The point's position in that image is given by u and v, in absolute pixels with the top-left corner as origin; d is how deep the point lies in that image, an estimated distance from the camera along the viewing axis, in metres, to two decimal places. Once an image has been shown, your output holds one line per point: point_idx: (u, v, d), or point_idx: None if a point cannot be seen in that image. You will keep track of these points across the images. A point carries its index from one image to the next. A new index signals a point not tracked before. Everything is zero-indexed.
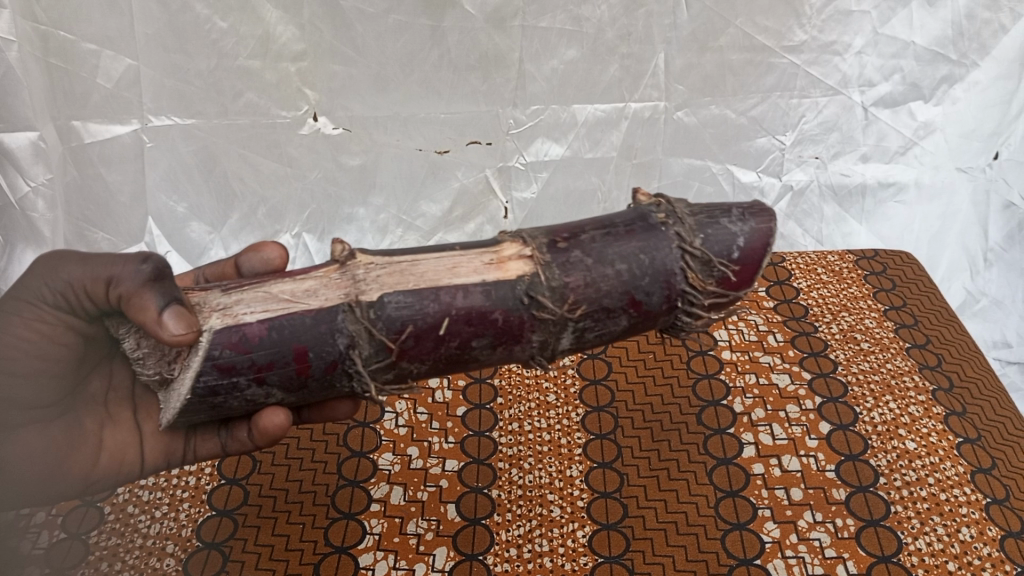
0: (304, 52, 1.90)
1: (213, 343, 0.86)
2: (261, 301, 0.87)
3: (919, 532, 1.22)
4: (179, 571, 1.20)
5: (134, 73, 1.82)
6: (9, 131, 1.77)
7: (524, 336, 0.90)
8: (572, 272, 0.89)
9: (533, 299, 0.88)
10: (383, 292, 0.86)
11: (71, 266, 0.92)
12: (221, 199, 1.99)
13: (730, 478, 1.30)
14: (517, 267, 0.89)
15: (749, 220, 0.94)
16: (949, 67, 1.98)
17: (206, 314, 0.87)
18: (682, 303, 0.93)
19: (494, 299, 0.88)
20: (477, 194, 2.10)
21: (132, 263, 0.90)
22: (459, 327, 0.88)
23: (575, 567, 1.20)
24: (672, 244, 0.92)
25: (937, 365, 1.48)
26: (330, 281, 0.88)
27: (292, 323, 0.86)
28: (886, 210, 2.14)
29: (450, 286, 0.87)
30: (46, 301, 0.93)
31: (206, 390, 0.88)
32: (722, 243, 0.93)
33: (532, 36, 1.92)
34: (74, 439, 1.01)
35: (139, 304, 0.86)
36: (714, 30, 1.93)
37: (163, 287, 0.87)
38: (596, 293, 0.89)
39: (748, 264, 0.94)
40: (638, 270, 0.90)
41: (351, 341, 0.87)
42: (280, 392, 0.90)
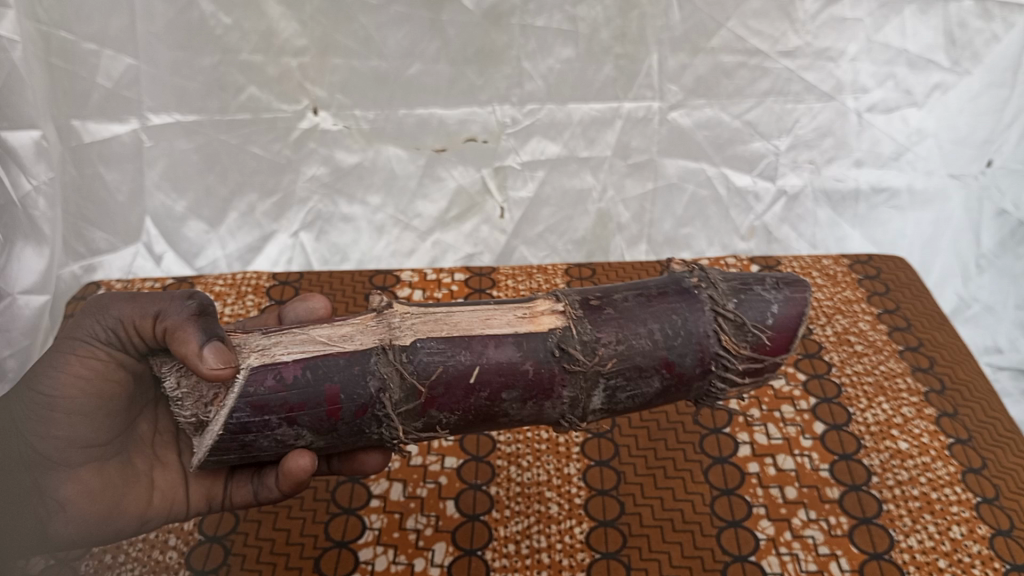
0: (306, 48, 1.95)
1: (249, 379, 0.88)
2: (299, 343, 0.89)
3: (911, 530, 1.24)
4: (181, 564, 1.22)
5: (134, 72, 1.86)
6: (12, 129, 1.75)
7: (555, 391, 0.91)
8: (603, 327, 0.91)
9: (565, 351, 0.90)
10: (416, 337, 0.89)
11: (121, 305, 0.97)
12: (221, 196, 2.00)
13: (726, 477, 1.32)
14: (550, 321, 0.92)
15: (783, 289, 0.97)
16: (942, 74, 2.02)
17: (246, 353, 0.89)
18: (717, 367, 0.95)
19: (525, 350, 0.90)
20: (473, 193, 2.11)
21: (178, 300, 0.95)
22: (489, 376, 0.89)
23: (573, 563, 1.22)
24: (705, 307, 0.94)
25: (929, 367, 1.50)
26: (366, 328, 0.90)
27: (327, 363, 0.88)
28: (881, 215, 2.13)
29: (483, 334, 0.90)
30: (99, 338, 0.97)
31: (238, 426, 0.89)
32: (757, 310, 0.95)
33: (530, 35, 1.98)
34: (127, 479, 1.04)
35: (182, 335, 0.89)
36: (706, 31, 1.98)
37: (204, 323, 0.90)
38: (627, 350, 0.91)
39: (784, 332, 0.96)
40: (671, 330, 0.93)
41: (381, 385, 0.88)
42: (309, 435, 0.90)
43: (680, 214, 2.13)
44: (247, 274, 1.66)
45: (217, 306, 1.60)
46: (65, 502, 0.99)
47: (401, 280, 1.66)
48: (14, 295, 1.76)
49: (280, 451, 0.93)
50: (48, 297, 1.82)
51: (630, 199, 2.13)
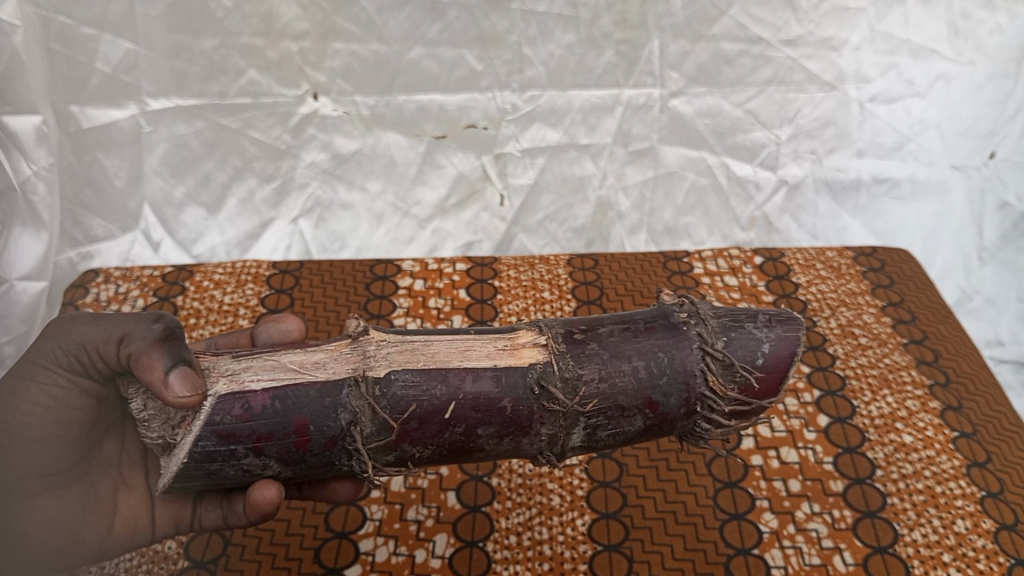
0: (307, 32, 1.92)
1: (215, 408, 0.85)
2: (269, 369, 0.87)
3: (915, 524, 1.24)
4: (180, 555, 1.21)
5: (133, 57, 1.85)
6: (13, 113, 1.74)
7: (532, 427, 0.90)
8: (585, 363, 0.90)
9: (544, 388, 0.88)
10: (390, 368, 0.87)
11: (83, 327, 0.94)
12: (219, 181, 1.98)
13: (729, 469, 1.32)
14: (531, 354, 0.90)
15: (775, 327, 0.95)
16: (945, 64, 2.01)
17: (213, 380, 0.86)
18: (702, 408, 0.94)
19: (503, 384, 0.88)
20: (473, 180, 2.10)
21: (143, 322, 0.92)
22: (465, 413, 0.88)
23: (575, 555, 1.21)
24: (693, 345, 0.93)
25: (933, 361, 1.49)
26: (340, 355, 0.87)
27: (296, 394, 0.86)
28: (881, 206, 2.12)
29: (460, 368, 0.88)
30: (59, 363, 0.95)
31: (203, 455, 0.87)
32: (746, 350, 0.94)
33: (531, 20, 1.95)
34: (90, 505, 0.99)
35: (146, 360, 0.87)
36: (708, 19, 1.96)
37: (171, 346, 0.88)
38: (609, 386, 0.90)
39: (773, 372, 0.95)
40: (656, 367, 0.92)
41: (353, 417, 0.86)
42: (277, 465, 0.88)
43: (681, 203, 2.13)
44: (247, 263, 1.65)
45: (216, 294, 1.58)
46: (20, 534, 0.95)
47: (401, 269, 1.64)
48: (12, 281, 1.75)
49: (246, 479, 0.91)
50: (46, 284, 1.80)
51: (631, 187, 2.11)
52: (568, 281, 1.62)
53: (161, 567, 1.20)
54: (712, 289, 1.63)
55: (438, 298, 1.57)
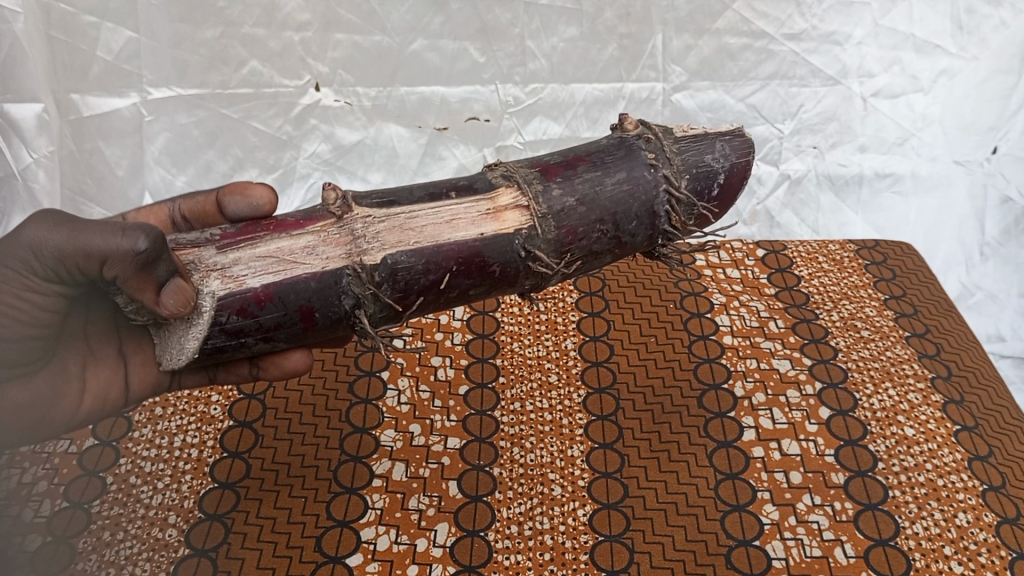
0: (309, 23, 1.89)
1: (219, 308, 0.85)
2: (260, 262, 0.86)
3: (916, 516, 1.24)
4: (181, 542, 1.21)
5: (135, 46, 1.83)
6: (15, 101, 1.76)
7: (518, 281, 0.95)
8: (566, 220, 0.93)
9: (531, 253, 0.92)
10: (385, 252, 0.87)
11: (58, 237, 0.84)
12: (222, 171, 1.99)
13: (731, 461, 1.32)
14: (514, 219, 0.91)
15: (731, 156, 1.00)
16: (948, 59, 2.01)
17: (204, 280, 0.85)
18: (663, 238, 1.01)
19: (493, 254, 0.91)
20: (476, 173, 2.10)
21: (116, 240, 0.81)
22: (459, 280, 0.91)
23: (576, 545, 1.21)
24: (660, 188, 0.97)
25: (935, 354, 1.50)
26: (328, 238, 0.87)
27: (296, 286, 0.86)
28: (885, 201, 2.13)
29: (450, 241, 0.89)
30: (36, 273, 0.88)
31: (213, 349, 0.88)
32: (705, 183, 0.99)
33: (534, 13, 1.94)
34: (59, 382, 0.99)
35: (134, 281, 0.81)
36: (712, 13, 1.95)
37: (150, 274, 0.80)
38: (588, 243, 0.95)
39: (724, 199, 1.03)
40: (627, 219, 0.96)
41: (356, 302, 0.88)
42: (284, 343, 0.91)
43: None
44: None
45: None
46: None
47: None
48: None
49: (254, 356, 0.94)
50: None
51: None
52: None
53: (162, 555, 1.20)
54: (714, 282, 1.62)
55: None
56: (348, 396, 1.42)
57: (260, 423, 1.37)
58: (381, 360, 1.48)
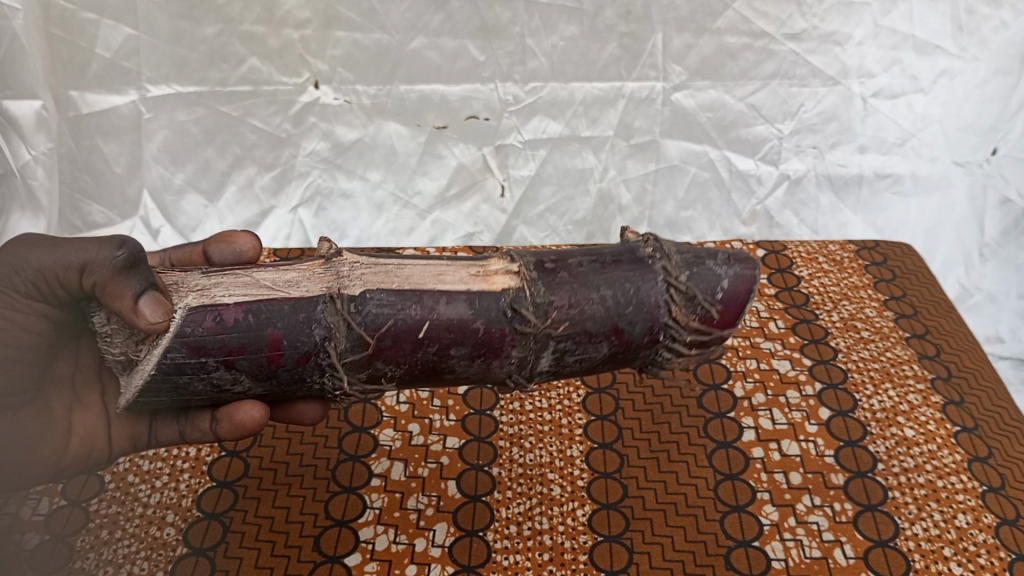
0: (309, 20, 1.89)
1: (185, 320, 0.85)
2: (241, 286, 0.87)
3: (916, 518, 1.24)
4: (179, 541, 1.21)
5: (134, 42, 1.83)
6: (14, 98, 1.78)
7: (504, 350, 0.90)
8: (556, 291, 0.90)
9: (517, 312, 0.88)
10: (365, 288, 0.87)
11: (38, 253, 0.90)
12: (220, 169, 1.98)
13: (730, 461, 1.31)
14: (503, 281, 0.90)
15: (735, 264, 0.95)
16: (948, 60, 2.00)
17: (180, 296, 0.86)
18: (664, 337, 0.94)
19: (476, 308, 0.88)
20: (474, 172, 2.09)
21: (107, 249, 0.88)
22: (439, 332, 0.87)
23: (575, 545, 1.21)
24: (658, 277, 0.93)
25: (935, 355, 1.49)
26: (313, 275, 0.87)
27: (270, 309, 0.86)
28: (884, 201, 2.14)
29: (435, 290, 0.87)
30: (17, 289, 0.91)
31: (172, 367, 0.87)
32: (707, 283, 0.94)
33: (534, 12, 1.93)
34: (44, 424, 0.99)
35: (114, 289, 0.85)
36: (712, 12, 1.94)
37: (138, 273, 0.85)
38: (579, 315, 0.90)
39: (731, 306, 0.95)
40: (622, 298, 0.91)
41: (327, 333, 0.86)
42: (247, 380, 0.88)
43: (682, 197, 2.14)
44: None
45: None
46: None
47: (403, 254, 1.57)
48: None
49: (213, 395, 0.91)
50: None
51: (631, 180, 2.13)
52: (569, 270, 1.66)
53: (160, 553, 1.19)
54: None
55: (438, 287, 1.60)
56: None
57: None
58: None
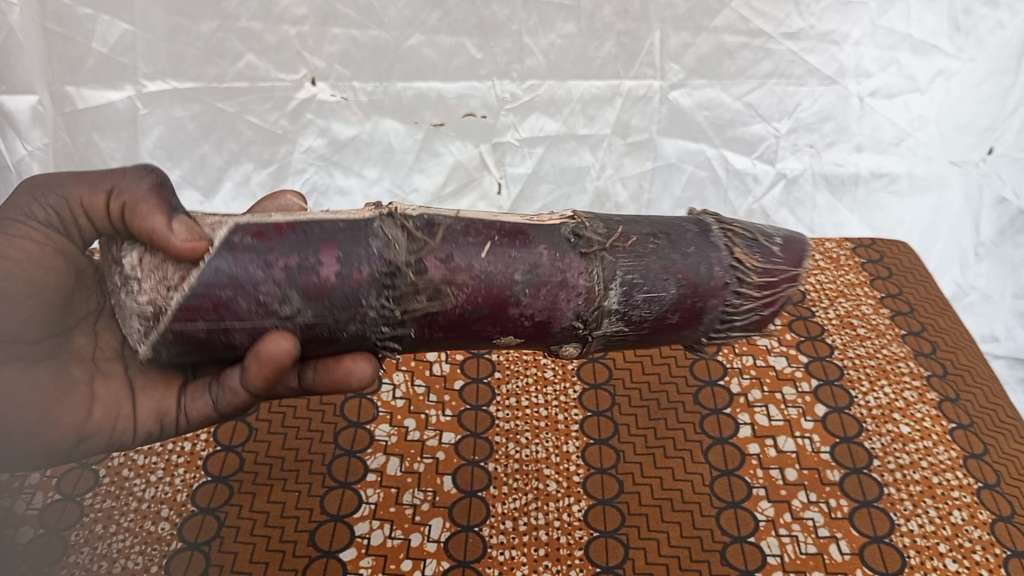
0: (306, 17, 1.88)
1: (233, 232, 0.84)
2: (291, 217, 0.86)
3: (911, 514, 1.24)
4: (174, 536, 1.20)
5: (130, 38, 1.82)
6: (10, 93, 1.81)
7: (569, 280, 0.87)
8: (614, 223, 0.91)
9: (578, 236, 0.89)
10: (423, 211, 0.88)
11: (65, 183, 0.91)
12: (216, 164, 1.98)
13: (726, 458, 1.31)
14: (557, 217, 0.91)
15: (785, 227, 0.96)
16: (945, 60, 2.00)
17: (223, 224, 0.84)
18: (732, 280, 0.90)
19: (537, 234, 0.88)
20: (471, 169, 2.10)
21: (133, 176, 0.89)
22: (502, 250, 0.86)
23: (571, 540, 1.21)
24: (713, 226, 0.93)
25: (932, 352, 1.50)
26: (366, 210, 0.88)
27: (323, 227, 0.84)
28: (880, 200, 2.15)
29: (493, 218, 0.89)
30: (37, 218, 0.91)
31: (212, 278, 0.82)
32: (761, 231, 0.94)
33: (531, 10, 1.92)
34: (65, 387, 0.92)
35: (143, 208, 0.84)
36: (710, 11, 1.94)
37: (167, 199, 0.86)
38: (640, 244, 0.89)
39: (793, 253, 0.93)
40: (679, 236, 0.91)
41: (386, 244, 0.84)
42: (297, 298, 0.82)
43: (678, 195, 2.16)
44: None
45: None
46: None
47: None
48: None
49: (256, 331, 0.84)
50: None
51: (629, 178, 2.14)
52: None
53: (155, 548, 1.19)
54: None
55: None
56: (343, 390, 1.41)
57: (255, 418, 1.36)
58: None
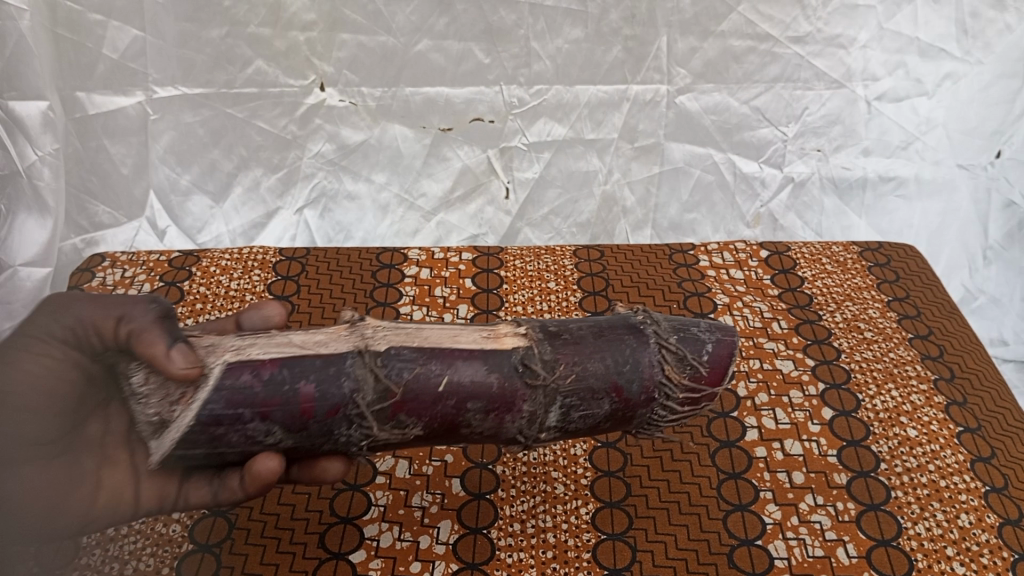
0: (315, 22, 1.90)
1: (222, 372, 0.86)
2: (275, 346, 0.88)
3: (919, 517, 1.24)
4: (184, 538, 1.21)
5: (140, 44, 1.84)
6: (20, 99, 1.75)
7: (516, 406, 0.92)
8: (562, 350, 0.94)
9: (527, 368, 0.92)
10: (389, 342, 0.89)
11: (79, 304, 0.90)
12: (226, 170, 2.00)
13: (733, 461, 1.32)
14: (512, 341, 0.94)
15: (716, 332, 1.02)
16: (953, 63, 2.01)
17: (215, 354, 0.87)
18: (658, 396, 0.98)
19: (489, 367, 0.91)
20: (478, 174, 2.10)
21: (143, 305, 0.91)
22: (456, 387, 0.89)
23: (578, 543, 1.21)
24: (651, 341, 0.98)
25: (939, 356, 1.50)
26: (340, 335, 0.90)
27: (303, 362, 0.87)
28: (888, 205, 2.15)
29: (452, 347, 0.91)
30: (52, 335, 0.89)
31: (209, 418, 0.85)
32: (692, 344, 1.00)
33: (539, 15, 1.93)
34: (73, 482, 0.91)
35: (147, 337, 0.86)
36: (717, 15, 1.94)
37: (171, 329, 0.89)
38: (583, 371, 0.94)
39: (716, 368, 1.01)
40: (620, 359, 0.96)
41: (355, 386, 0.87)
42: (280, 432, 0.87)
43: (686, 199, 2.15)
44: (254, 249, 1.66)
45: (223, 280, 1.60)
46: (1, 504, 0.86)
47: (408, 257, 1.67)
48: (14, 267, 1.80)
49: (247, 451, 0.89)
50: (50, 270, 1.85)
51: (635, 183, 2.14)
52: (574, 272, 1.65)
53: (166, 550, 1.20)
54: (718, 283, 1.63)
55: (444, 288, 1.60)
56: None
57: None
58: None
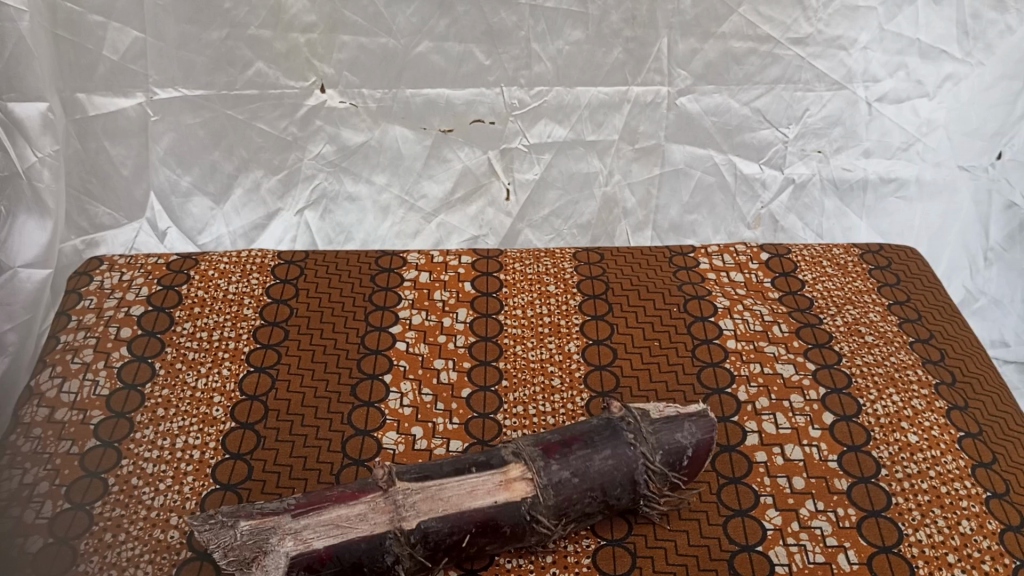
0: (315, 24, 1.89)
1: (289, 564, 1.09)
2: (324, 528, 1.11)
3: (919, 524, 1.24)
4: (183, 544, 1.21)
5: (141, 45, 1.84)
6: (21, 101, 1.74)
7: (526, 536, 1.19)
8: (563, 491, 1.19)
9: (534, 515, 1.17)
10: (420, 518, 1.14)
11: None
12: (227, 171, 1.99)
13: (733, 465, 1.32)
14: (522, 487, 1.18)
15: (697, 433, 1.25)
16: (954, 64, 2.00)
17: (279, 544, 1.10)
18: (643, 500, 1.24)
19: (503, 513, 1.16)
20: (479, 176, 2.10)
21: (221, 519, 1.13)
22: (477, 538, 1.16)
23: (578, 548, 1.22)
24: (638, 459, 1.22)
25: (940, 360, 1.49)
26: (378, 506, 1.14)
27: (349, 546, 1.11)
28: (887, 206, 2.14)
29: (471, 506, 1.16)
30: None
31: None
32: (674, 453, 1.23)
33: (539, 16, 1.93)
34: None
35: (234, 538, 1.11)
36: (718, 17, 1.94)
37: (247, 535, 1.11)
38: (580, 501, 1.20)
39: (695, 462, 1.25)
40: (611, 482, 1.21)
41: (395, 558, 1.13)
42: None
43: (686, 201, 2.15)
44: (252, 252, 1.66)
45: (221, 283, 1.59)
46: None
47: (408, 260, 1.67)
48: (14, 269, 1.76)
49: None
50: (49, 271, 1.82)
51: (634, 184, 2.13)
52: (573, 275, 1.65)
53: (164, 556, 1.20)
54: (718, 286, 1.63)
55: (443, 292, 1.60)
56: (351, 399, 1.41)
57: (263, 425, 1.36)
58: (384, 362, 1.47)
